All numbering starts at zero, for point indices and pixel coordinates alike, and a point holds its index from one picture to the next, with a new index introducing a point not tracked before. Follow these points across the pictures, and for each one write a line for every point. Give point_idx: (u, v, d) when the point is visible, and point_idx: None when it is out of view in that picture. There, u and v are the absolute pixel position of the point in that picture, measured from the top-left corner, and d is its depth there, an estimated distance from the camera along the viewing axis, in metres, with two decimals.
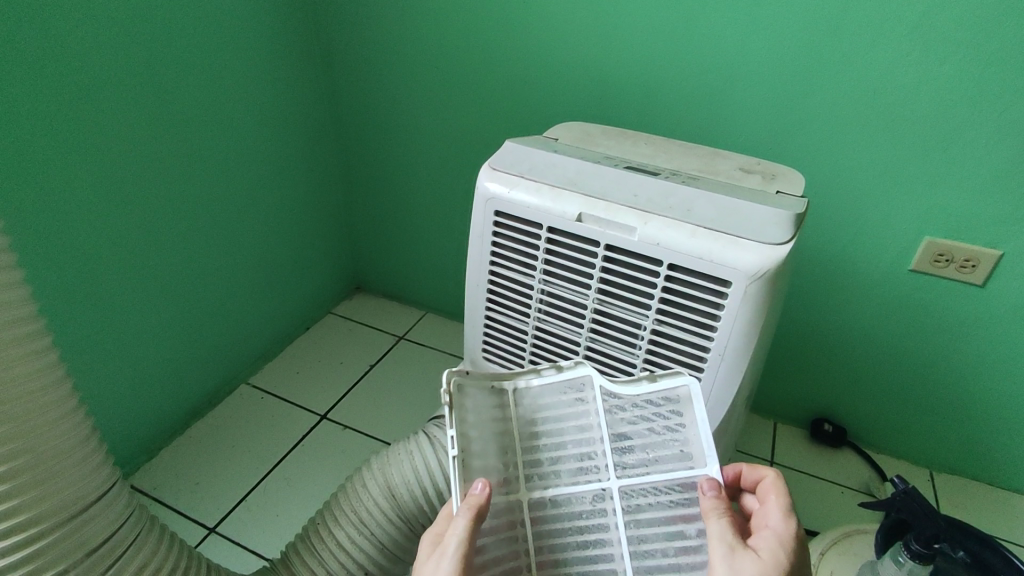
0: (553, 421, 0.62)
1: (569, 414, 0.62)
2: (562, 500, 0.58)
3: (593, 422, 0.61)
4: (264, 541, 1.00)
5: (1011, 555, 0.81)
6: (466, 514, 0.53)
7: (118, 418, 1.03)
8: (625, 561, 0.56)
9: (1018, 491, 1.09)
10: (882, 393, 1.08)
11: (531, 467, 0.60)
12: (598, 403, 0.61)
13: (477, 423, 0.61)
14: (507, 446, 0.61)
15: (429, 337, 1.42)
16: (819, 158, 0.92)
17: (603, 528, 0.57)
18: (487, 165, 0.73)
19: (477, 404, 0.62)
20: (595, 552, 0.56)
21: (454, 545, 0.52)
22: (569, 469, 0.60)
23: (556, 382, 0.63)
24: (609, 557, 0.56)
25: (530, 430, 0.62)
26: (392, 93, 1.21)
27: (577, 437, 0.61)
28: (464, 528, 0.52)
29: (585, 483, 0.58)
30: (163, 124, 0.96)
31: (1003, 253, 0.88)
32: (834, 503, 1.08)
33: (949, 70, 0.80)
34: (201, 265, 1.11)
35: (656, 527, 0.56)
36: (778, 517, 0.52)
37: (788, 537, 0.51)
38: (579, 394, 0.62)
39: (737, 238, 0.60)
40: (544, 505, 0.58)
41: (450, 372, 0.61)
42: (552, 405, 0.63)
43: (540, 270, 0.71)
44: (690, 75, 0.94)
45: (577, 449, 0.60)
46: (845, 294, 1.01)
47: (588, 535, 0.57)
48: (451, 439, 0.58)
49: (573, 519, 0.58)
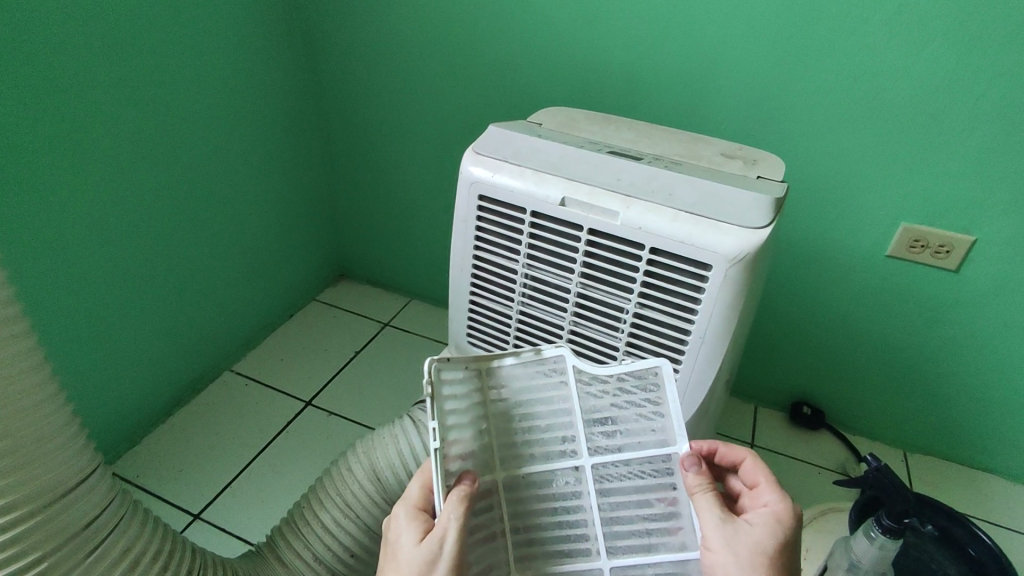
0: (527, 403, 0.62)
1: (543, 396, 0.62)
2: (537, 481, 0.60)
3: (567, 404, 0.61)
4: (250, 526, 1.00)
5: (976, 528, 0.84)
6: (457, 505, 0.52)
7: (99, 406, 1.02)
8: (598, 541, 0.58)
9: (988, 471, 1.12)
10: (860, 377, 1.11)
11: (504, 449, 0.61)
12: (573, 386, 0.60)
13: (453, 409, 0.58)
14: (481, 426, 0.61)
15: (414, 323, 1.42)
16: (800, 145, 0.93)
17: (577, 510, 0.59)
18: (470, 150, 0.73)
19: (454, 389, 0.59)
20: (571, 531, 0.59)
21: (451, 531, 0.52)
22: (542, 451, 0.61)
23: (532, 364, 0.61)
24: (585, 536, 0.59)
25: (505, 412, 0.62)
26: (375, 78, 1.19)
27: (552, 418, 0.61)
28: (458, 513, 0.52)
29: (559, 461, 0.59)
30: (143, 107, 0.94)
31: (976, 239, 0.91)
32: (811, 482, 1.11)
33: (926, 60, 0.81)
34: (182, 249, 1.09)
35: (630, 508, 0.58)
36: (772, 493, 0.55)
37: (781, 511, 0.53)
38: (555, 376, 0.61)
39: (718, 222, 0.61)
40: (519, 486, 0.60)
41: (430, 360, 0.57)
42: (527, 387, 0.62)
43: (523, 254, 0.71)
44: (673, 62, 0.94)
45: (551, 431, 0.61)
46: (824, 280, 1.03)
47: (564, 515, 0.59)
48: (434, 430, 0.55)
49: (549, 500, 0.60)
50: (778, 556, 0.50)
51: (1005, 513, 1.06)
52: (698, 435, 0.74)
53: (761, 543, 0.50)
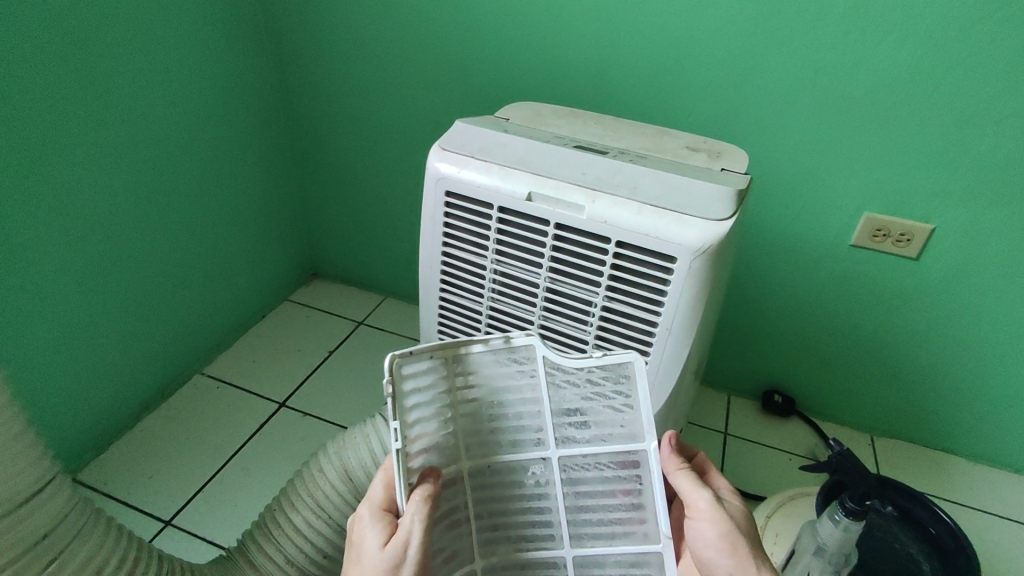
0: (495, 391, 0.60)
1: (513, 383, 0.59)
2: (505, 468, 0.61)
3: (535, 395, 0.59)
4: (224, 530, 0.98)
5: (936, 508, 0.86)
6: (421, 505, 0.53)
7: (63, 412, 1.00)
8: (561, 526, 0.61)
9: (951, 452, 1.16)
10: (827, 364, 1.14)
11: (469, 436, 0.61)
12: (542, 379, 0.58)
13: (416, 403, 0.56)
14: (446, 415, 0.59)
15: (388, 321, 1.41)
16: (765, 138, 0.95)
17: (542, 498, 0.61)
18: (437, 146, 0.72)
19: (418, 381, 0.56)
20: (534, 518, 0.62)
21: (415, 533, 0.52)
22: (509, 437, 0.61)
23: (502, 353, 0.58)
24: (548, 522, 0.62)
25: (471, 400, 0.60)
26: (343, 75, 1.18)
27: (520, 405, 0.60)
28: (423, 514, 0.52)
29: (525, 451, 0.60)
30: (100, 105, 0.92)
31: (935, 227, 0.93)
32: (782, 469, 1.13)
33: (883, 53, 0.83)
34: (148, 250, 1.07)
35: (594, 498, 0.60)
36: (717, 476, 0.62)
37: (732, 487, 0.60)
38: (521, 365, 0.58)
39: (682, 215, 0.62)
40: (484, 473, 0.61)
41: (391, 357, 0.54)
42: (496, 374, 0.59)
43: (491, 250, 0.71)
44: (639, 57, 0.95)
45: (520, 418, 0.60)
46: (791, 270, 1.05)
47: (527, 502, 0.61)
48: (395, 431, 0.53)
49: (516, 485, 0.61)
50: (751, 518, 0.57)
51: (967, 492, 1.10)
52: (668, 425, 0.75)
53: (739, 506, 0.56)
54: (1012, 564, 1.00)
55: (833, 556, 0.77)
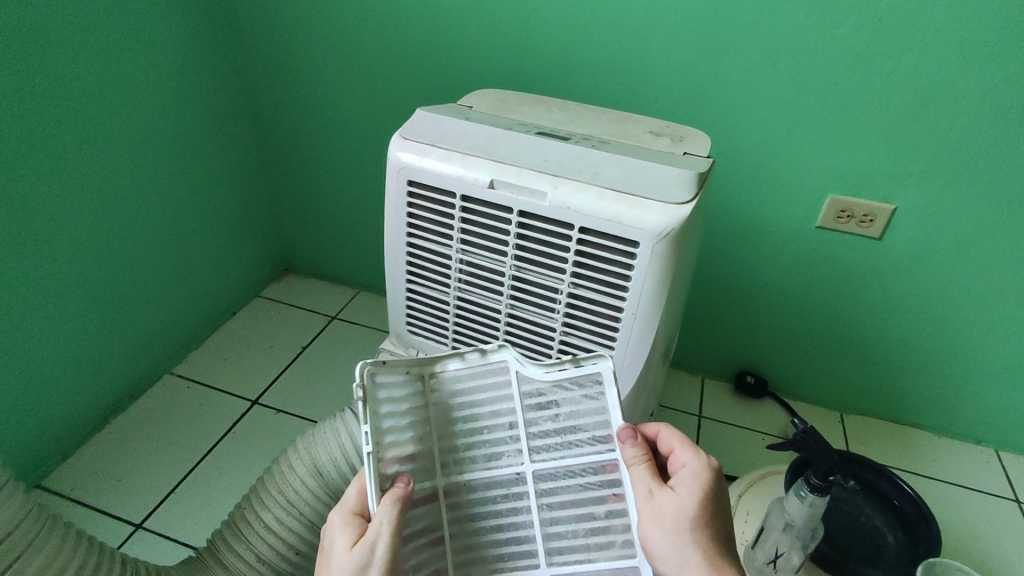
0: (471, 404, 0.62)
1: (487, 398, 0.61)
2: (480, 484, 0.60)
3: (509, 407, 0.61)
4: (196, 531, 0.97)
5: (901, 482, 0.90)
6: (391, 506, 0.52)
7: (23, 417, 0.97)
8: (537, 542, 0.59)
9: (917, 426, 1.18)
10: (797, 344, 1.15)
11: (445, 453, 0.61)
12: (515, 393, 0.60)
13: (390, 411, 0.58)
14: (421, 431, 0.60)
15: (361, 315, 1.40)
16: (731, 122, 0.95)
17: (517, 513, 0.60)
18: (398, 135, 0.71)
19: (392, 392, 0.59)
20: (510, 535, 0.59)
21: (384, 533, 0.52)
22: (485, 452, 0.61)
23: (476, 367, 0.61)
24: (527, 539, 0.59)
25: (446, 415, 0.61)
26: (307, 64, 1.16)
27: (495, 419, 0.61)
28: (392, 515, 0.52)
29: (503, 466, 0.60)
30: (52, 99, 0.88)
31: (896, 207, 0.95)
32: (753, 449, 1.15)
33: (841, 37, 0.84)
34: (108, 248, 1.04)
35: (566, 509, 0.59)
36: (691, 454, 0.58)
37: (701, 472, 0.56)
38: (496, 378, 0.61)
39: (644, 198, 0.62)
40: (460, 490, 0.60)
41: (364, 364, 0.57)
42: (470, 389, 0.62)
43: (456, 239, 0.71)
44: (605, 41, 0.94)
45: (496, 430, 0.61)
46: (759, 252, 1.06)
47: (504, 518, 0.60)
48: (365, 434, 0.55)
49: (490, 501, 0.60)
50: (702, 516, 0.54)
51: (932, 465, 1.13)
52: (637, 409, 0.75)
53: (685, 509, 0.54)
54: (974, 533, 1.03)
55: (800, 532, 0.79)
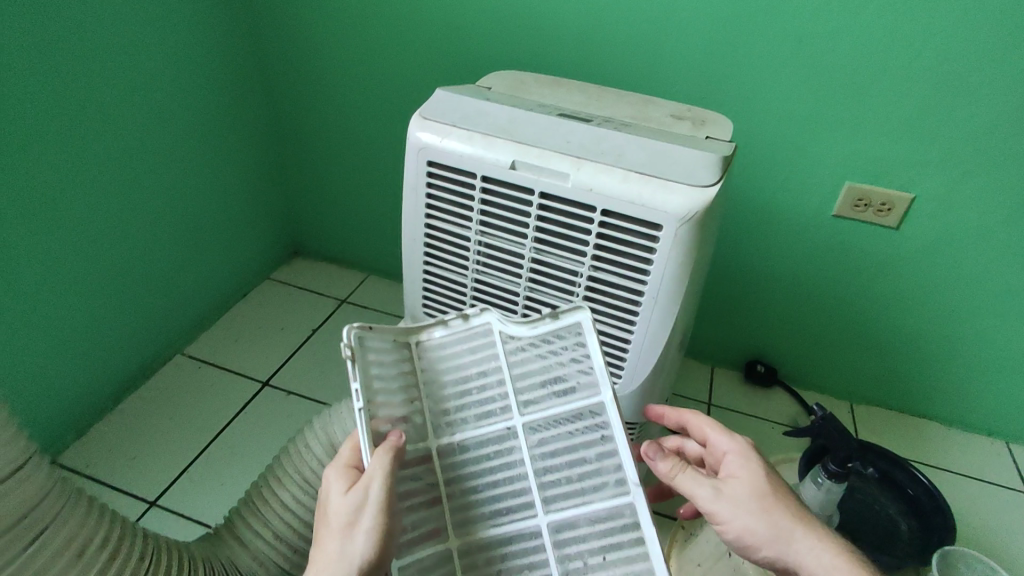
0: (456, 367, 0.62)
1: (470, 361, 0.62)
2: (471, 443, 0.59)
3: (494, 365, 0.61)
4: (208, 509, 0.98)
5: (914, 471, 0.90)
6: (385, 455, 0.52)
7: (38, 395, 0.98)
8: (533, 493, 0.56)
9: (927, 417, 1.18)
10: (809, 333, 1.15)
11: (437, 417, 0.60)
12: (499, 350, 0.61)
13: (379, 374, 0.58)
14: (411, 395, 0.60)
15: (372, 299, 1.40)
16: (751, 108, 0.94)
17: (511, 466, 0.57)
18: (418, 114, 0.71)
19: (379, 355, 0.59)
20: (506, 490, 0.57)
21: (377, 481, 0.52)
22: (475, 411, 0.60)
23: (458, 333, 0.62)
24: (522, 492, 0.57)
25: (434, 380, 0.61)
26: (321, 45, 1.14)
27: (481, 379, 0.61)
28: (386, 464, 0.52)
29: (491, 423, 0.59)
30: (66, 76, 0.88)
31: (915, 196, 0.94)
32: (763, 436, 1.15)
33: (866, 22, 0.83)
34: (122, 228, 1.03)
35: (558, 458, 0.58)
36: (725, 436, 0.59)
37: (745, 442, 0.58)
38: (479, 341, 0.62)
39: (668, 181, 0.61)
40: (452, 451, 0.59)
41: (350, 326, 0.56)
42: (454, 354, 0.62)
43: (476, 221, 0.70)
44: (625, 25, 0.93)
45: (485, 390, 0.60)
46: (775, 241, 1.05)
47: (497, 473, 0.58)
48: (356, 392, 0.54)
49: (483, 458, 0.58)
50: (772, 479, 0.55)
51: (942, 456, 1.13)
52: (653, 394, 0.75)
53: (756, 481, 0.55)
54: (983, 523, 1.03)
55: (817, 519, 0.79)
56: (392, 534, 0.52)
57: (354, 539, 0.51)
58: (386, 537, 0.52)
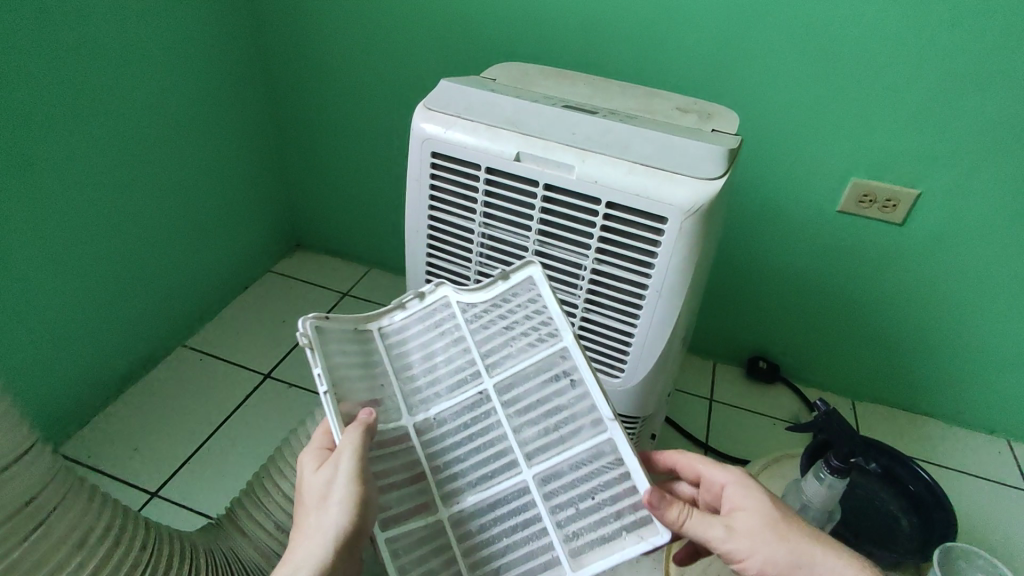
0: (420, 346, 0.63)
1: (434, 339, 0.63)
2: (447, 416, 0.60)
3: (457, 336, 0.63)
4: (209, 500, 0.98)
5: (917, 468, 0.89)
6: (355, 430, 0.53)
7: (41, 385, 0.98)
8: (515, 450, 0.57)
9: (929, 415, 1.18)
10: (811, 330, 1.15)
11: (410, 396, 0.61)
12: (459, 319, 0.63)
13: (343, 361, 0.59)
14: (379, 380, 0.61)
15: (374, 292, 1.39)
16: (756, 103, 0.93)
17: (489, 429, 0.58)
18: (422, 105, 0.70)
19: (341, 343, 0.60)
20: (488, 452, 0.57)
21: (348, 455, 0.52)
22: (447, 383, 0.61)
23: (419, 314, 0.64)
24: (505, 452, 0.57)
25: (399, 362, 0.63)
26: (325, 37, 1.14)
27: (447, 353, 0.62)
28: (356, 437, 0.53)
29: (464, 389, 0.60)
30: (70, 66, 0.87)
31: (920, 192, 0.93)
32: (764, 433, 1.14)
33: (874, 17, 0.82)
34: (124, 218, 1.03)
35: (531, 413, 0.59)
36: (720, 469, 0.60)
37: (741, 471, 0.59)
38: (438, 318, 0.64)
39: (674, 174, 0.61)
40: (430, 427, 0.60)
41: (307, 317, 0.58)
42: (416, 336, 0.64)
43: (479, 213, 0.70)
44: (631, 18, 0.92)
45: (451, 364, 0.62)
46: (778, 237, 1.05)
47: (478, 438, 0.58)
48: (320, 376, 0.55)
49: (458, 427, 0.59)
50: (775, 504, 0.56)
51: (943, 454, 1.13)
52: (656, 389, 0.75)
53: (761, 506, 0.55)
54: (985, 521, 1.03)
55: (817, 514, 0.79)
56: (370, 504, 0.53)
57: (329, 511, 0.52)
58: (362, 507, 0.52)
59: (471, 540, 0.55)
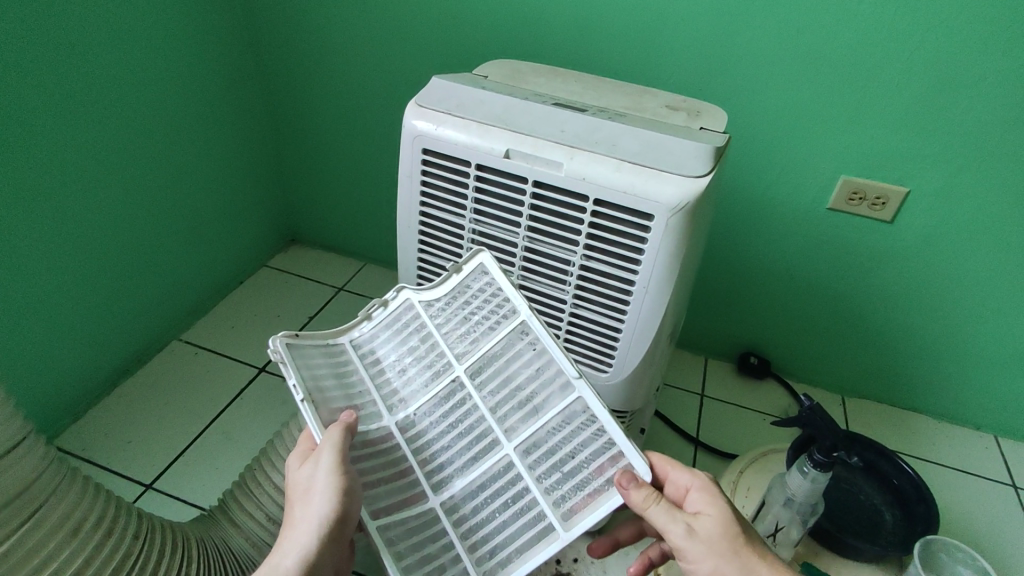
0: (393, 353, 0.66)
1: (405, 344, 0.66)
2: (425, 411, 0.62)
3: (426, 333, 0.66)
4: (203, 492, 0.99)
5: (902, 462, 0.92)
6: (336, 429, 0.56)
7: (34, 378, 0.98)
8: (494, 428, 0.59)
9: (916, 411, 1.19)
10: (801, 326, 1.16)
11: (388, 398, 0.64)
12: (423, 316, 0.65)
13: (317, 373, 0.63)
14: (355, 388, 0.64)
15: (368, 287, 1.40)
16: (747, 99, 0.94)
17: (467, 414, 0.61)
18: (414, 102, 0.71)
19: (313, 358, 0.64)
20: (471, 435, 0.60)
21: (329, 451, 0.54)
22: (423, 379, 0.63)
23: (389, 322, 0.68)
24: (486, 433, 0.59)
25: (374, 369, 0.66)
26: (318, 31, 1.14)
27: (420, 353, 0.65)
28: (337, 435, 0.55)
29: (439, 379, 0.62)
30: (62, 59, 0.87)
31: (909, 190, 0.94)
32: (753, 427, 1.16)
33: (864, 14, 0.83)
34: (117, 212, 1.03)
35: (502, 392, 0.61)
36: (687, 471, 0.60)
37: (708, 479, 0.59)
38: (405, 323, 0.67)
39: (660, 171, 0.62)
40: (410, 426, 0.62)
41: (276, 337, 0.62)
42: (388, 344, 0.67)
43: (469, 209, 0.71)
44: (624, 13, 0.92)
45: (424, 361, 0.65)
46: (769, 233, 1.06)
47: (461, 423, 0.60)
48: (296, 386, 0.59)
49: (437, 416, 0.62)
50: (738, 515, 0.57)
51: (930, 449, 1.14)
52: (644, 383, 0.76)
53: (722, 517, 0.56)
54: (970, 515, 1.04)
55: (801, 506, 0.80)
56: (353, 491, 0.54)
57: (313, 502, 0.53)
58: (345, 494, 0.53)
59: (466, 523, 0.57)
